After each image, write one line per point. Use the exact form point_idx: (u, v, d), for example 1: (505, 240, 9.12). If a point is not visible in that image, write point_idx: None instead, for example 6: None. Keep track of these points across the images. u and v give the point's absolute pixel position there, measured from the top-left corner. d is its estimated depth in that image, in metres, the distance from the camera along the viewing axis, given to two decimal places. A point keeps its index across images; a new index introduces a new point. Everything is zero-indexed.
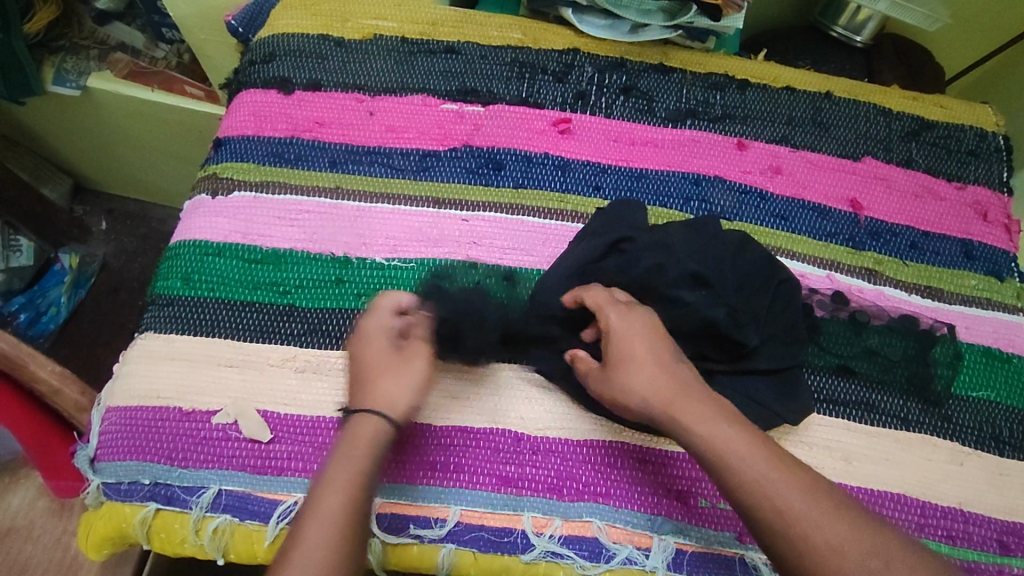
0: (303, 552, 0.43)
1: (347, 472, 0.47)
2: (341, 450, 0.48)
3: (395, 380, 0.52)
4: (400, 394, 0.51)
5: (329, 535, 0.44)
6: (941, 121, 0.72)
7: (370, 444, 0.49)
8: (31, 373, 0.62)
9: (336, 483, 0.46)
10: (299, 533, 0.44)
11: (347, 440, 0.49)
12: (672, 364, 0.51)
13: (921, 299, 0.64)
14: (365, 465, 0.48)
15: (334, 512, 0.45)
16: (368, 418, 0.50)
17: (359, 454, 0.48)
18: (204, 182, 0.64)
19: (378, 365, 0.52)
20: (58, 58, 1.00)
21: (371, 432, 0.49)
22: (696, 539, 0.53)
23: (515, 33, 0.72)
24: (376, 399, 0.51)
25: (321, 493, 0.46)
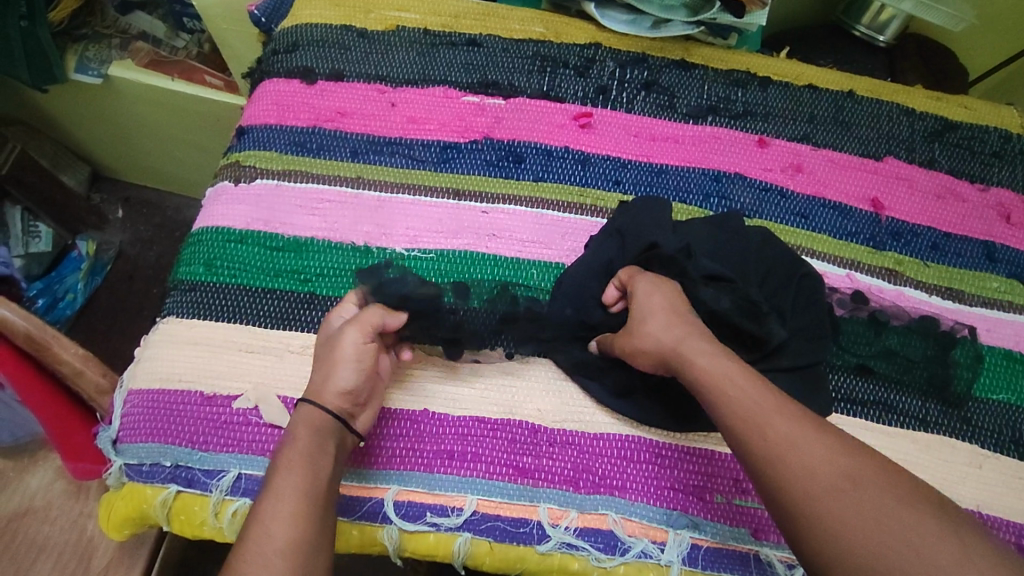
0: (266, 525, 0.42)
1: (294, 453, 0.46)
2: (289, 436, 0.48)
3: (327, 368, 0.51)
4: (327, 380, 0.50)
5: (288, 509, 0.43)
6: (965, 122, 0.71)
7: (314, 426, 0.48)
8: (55, 355, 0.63)
9: (286, 463, 0.46)
10: (257, 512, 0.43)
11: (292, 428, 0.49)
12: (697, 323, 0.52)
13: (941, 300, 0.63)
14: (313, 445, 0.47)
15: (288, 487, 0.44)
16: (312, 404, 0.50)
17: (307, 435, 0.48)
18: (227, 169, 0.65)
19: (318, 359, 0.53)
20: (80, 46, 1.01)
21: (315, 416, 0.49)
22: (712, 534, 0.53)
23: (537, 27, 0.72)
24: (310, 390, 0.51)
25: (275, 474, 0.45)
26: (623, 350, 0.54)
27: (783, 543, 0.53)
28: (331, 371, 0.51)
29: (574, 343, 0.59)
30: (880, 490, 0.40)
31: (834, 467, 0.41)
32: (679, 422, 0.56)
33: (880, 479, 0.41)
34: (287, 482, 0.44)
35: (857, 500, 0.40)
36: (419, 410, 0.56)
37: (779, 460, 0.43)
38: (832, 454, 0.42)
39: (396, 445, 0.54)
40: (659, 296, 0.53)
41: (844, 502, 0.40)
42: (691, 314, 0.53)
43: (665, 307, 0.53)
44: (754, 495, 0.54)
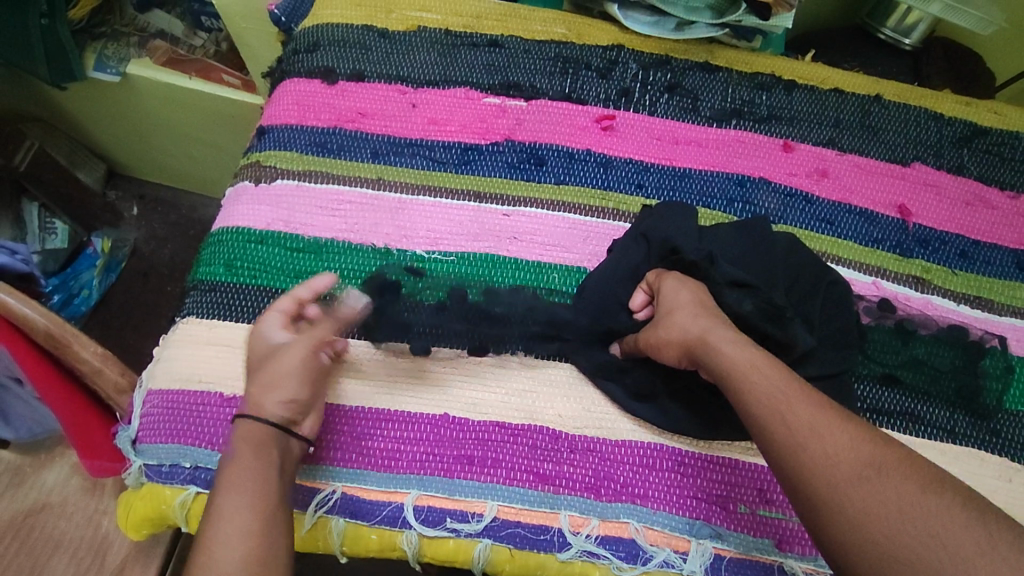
0: (213, 550, 0.42)
1: (239, 474, 0.45)
2: (229, 456, 0.47)
3: (269, 381, 0.50)
4: (268, 392, 0.50)
5: (240, 534, 0.42)
6: (994, 128, 0.70)
7: (255, 445, 0.47)
8: (73, 353, 0.62)
9: (227, 484, 0.45)
10: (203, 537, 0.43)
11: (232, 447, 0.48)
12: (721, 315, 0.52)
13: (970, 309, 0.62)
14: (256, 463, 0.46)
15: (236, 511, 0.43)
16: (247, 424, 0.49)
17: (251, 454, 0.47)
18: (247, 169, 0.65)
19: (256, 370, 0.52)
20: (99, 45, 1.01)
21: (256, 434, 0.48)
22: (735, 544, 0.52)
23: (559, 28, 0.72)
24: (251, 405, 0.50)
25: (221, 491, 0.45)
26: (649, 345, 0.54)
27: (808, 555, 0.52)
28: (274, 385, 0.50)
29: (595, 348, 0.58)
30: (906, 480, 0.39)
31: (859, 463, 0.41)
32: (702, 428, 0.55)
33: (905, 470, 0.40)
34: (231, 503, 0.44)
35: (884, 494, 0.39)
36: (439, 414, 0.55)
37: (805, 457, 0.42)
38: (857, 447, 0.42)
39: (414, 450, 0.54)
40: (690, 296, 0.53)
41: (872, 497, 0.39)
42: (718, 309, 0.53)
43: (698, 306, 0.53)
44: (778, 506, 0.53)
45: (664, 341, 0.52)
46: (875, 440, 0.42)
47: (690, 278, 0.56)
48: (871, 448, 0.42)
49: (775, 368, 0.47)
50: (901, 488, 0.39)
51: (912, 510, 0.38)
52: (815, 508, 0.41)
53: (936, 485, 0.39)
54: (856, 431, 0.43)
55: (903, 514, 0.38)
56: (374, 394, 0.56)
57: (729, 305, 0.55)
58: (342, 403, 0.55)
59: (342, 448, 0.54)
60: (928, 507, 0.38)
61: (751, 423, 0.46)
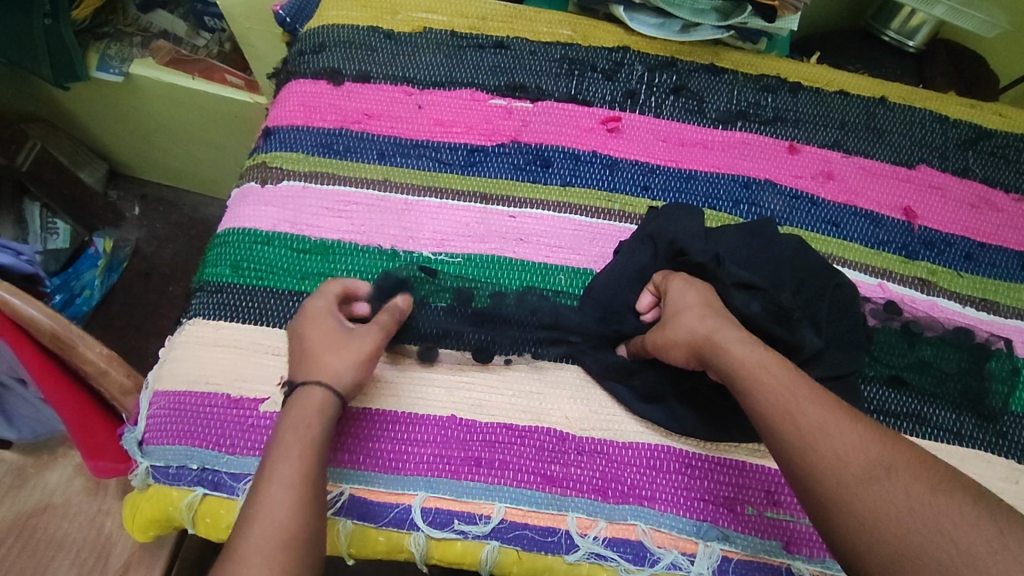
0: (268, 512, 0.43)
1: (297, 440, 0.47)
2: (291, 421, 0.48)
3: (345, 355, 0.52)
4: (349, 367, 0.51)
5: (290, 497, 0.44)
6: (999, 131, 0.70)
7: (318, 415, 0.49)
8: (79, 354, 0.62)
9: (290, 450, 0.46)
10: (259, 493, 0.44)
11: (295, 413, 0.49)
12: (728, 317, 0.52)
13: (976, 311, 0.62)
14: (319, 435, 0.48)
15: (291, 474, 0.45)
16: (316, 393, 0.50)
17: (309, 421, 0.48)
18: (253, 171, 0.65)
19: (327, 340, 0.52)
20: (103, 45, 1.01)
21: (321, 407, 0.49)
22: (743, 546, 0.52)
23: (564, 29, 0.72)
24: (324, 375, 0.50)
25: (276, 454, 0.46)
26: (656, 346, 0.54)
27: (815, 557, 0.52)
28: (350, 360, 0.51)
29: (602, 349, 0.58)
30: (915, 480, 0.40)
31: (868, 462, 0.41)
32: (709, 430, 0.55)
33: (914, 469, 0.40)
34: (292, 469, 0.45)
35: (894, 493, 0.39)
36: (446, 416, 0.55)
37: (813, 458, 0.42)
38: (867, 447, 0.42)
39: (422, 451, 0.54)
40: (697, 298, 0.53)
41: (881, 496, 0.39)
42: (725, 311, 0.53)
43: (706, 308, 0.53)
44: (785, 508, 0.53)
45: (671, 342, 0.52)
46: (884, 440, 0.42)
47: (698, 280, 0.56)
48: (880, 448, 0.42)
49: (785, 368, 0.47)
50: (911, 488, 0.39)
51: (922, 509, 0.38)
52: (825, 508, 0.41)
53: (946, 484, 0.39)
54: (865, 431, 0.43)
55: (914, 514, 0.38)
56: (380, 397, 0.55)
57: (737, 307, 0.55)
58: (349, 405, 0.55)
59: (350, 449, 0.54)
60: (937, 506, 0.38)
61: (758, 424, 0.46)
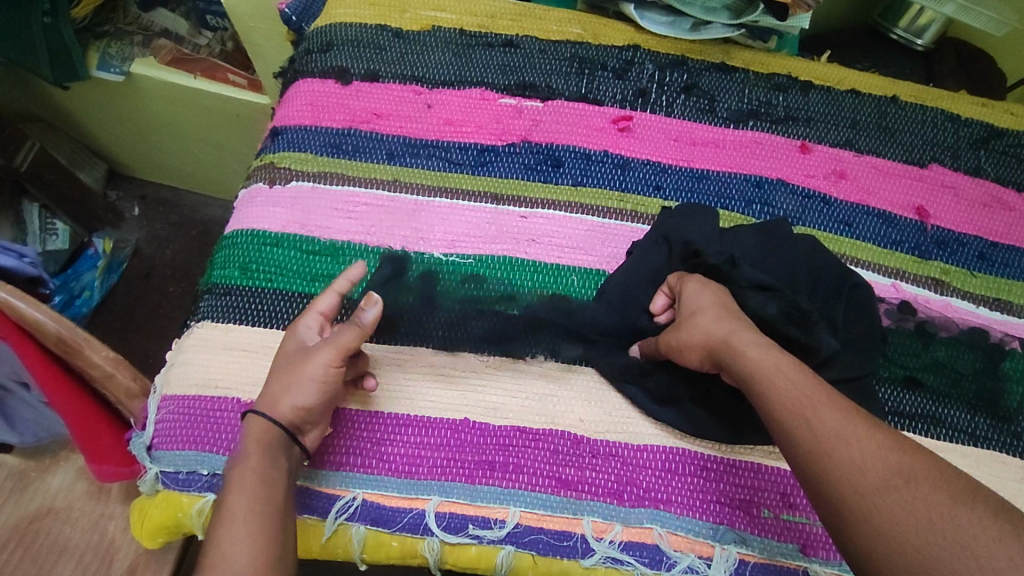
0: (223, 549, 0.43)
1: (243, 477, 0.46)
2: (235, 457, 0.48)
3: (288, 382, 0.50)
4: (285, 394, 0.49)
5: (243, 535, 0.43)
6: (1010, 129, 0.70)
7: (262, 449, 0.48)
8: (85, 358, 0.61)
9: (237, 485, 0.46)
10: (212, 534, 0.44)
11: (239, 448, 0.48)
12: (744, 318, 0.52)
13: (989, 311, 0.62)
14: (263, 464, 0.47)
15: (243, 512, 0.45)
16: (257, 422, 0.49)
17: (255, 457, 0.48)
18: (261, 171, 0.64)
19: (280, 365, 0.51)
20: (103, 43, 1.00)
21: (262, 435, 0.48)
22: (759, 549, 0.52)
23: (574, 28, 0.71)
24: (266, 402, 0.50)
25: (227, 494, 0.46)
26: (671, 348, 0.53)
27: (832, 560, 0.52)
28: (291, 387, 0.49)
29: (615, 351, 0.58)
30: (935, 490, 0.38)
31: (887, 469, 0.40)
32: (724, 432, 0.54)
33: (934, 477, 0.39)
34: (240, 507, 0.45)
35: (912, 503, 0.38)
36: (459, 419, 0.55)
37: (830, 463, 0.41)
38: (885, 454, 0.41)
39: (435, 455, 0.53)
40: (713, 299, 0.53)
41: (900, 505, 0.38)
42: (741, 312, 0.53)
43: (723, 310, 0.52)
44: (802, 510, 0.53)
45: (687, 344, 0.52)
46: (903, 445, 0.41)
47: (713, 282, 0.55)
48: (900, 456, 0.40)
49: (803, 371, 0.47)
50: (930, 498, 0.38)
51: (941, 521, 0.37)
52: (842, 516, 0.40)
53: (968, 494, 0.38)
54: (884, 434, 0.42)
55: (933, 525, 0.36)
56: (392, 401, 0.55)
57: (752, 308, 0.54)
58: (360, 407, 0.54)
59: (361, 454, 0.53)
60: (957, 515, 0.37)
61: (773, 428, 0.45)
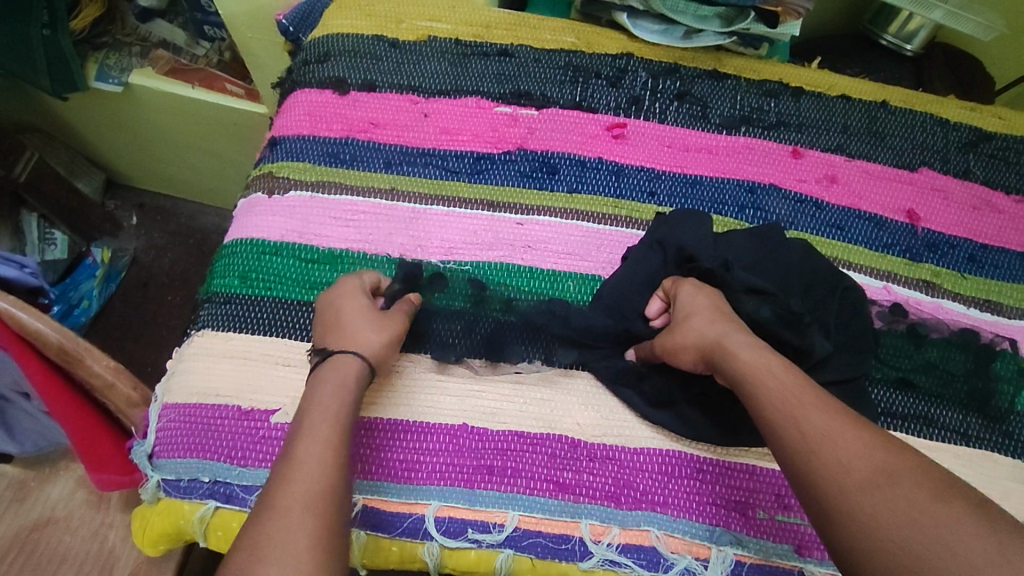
0: (304, 465, 0.42)
1: (334, 401, 0.47)
2: (322, 384, 0.48)
3: (383, 330, 0.53)
4: (382, 340, 0.52)
5: (330, 452, 0.44)
6: (998, 133, 0.71)
7: (351, 380, 0.49)
8: (86, 367, 0.62)
9: (323, 411, 0.46)
10: (293, 450, 0.43)
11: (324, 378, 0.49)
12: (737, 321, 0.53)
13: (979, 313, 0.63)
14: (347, 398, 0.48)
15: (331, 431, 0.45)
16: (346, 359, 0.50)
17: (344, 385, 0.48)
18: (260, 181, 0.64)
19: (355, 313, 0.53)
20: (101, 55, 1.01)
21: (349, 371, 0.49)
22: (755, 550, 0.52)
23: (569, 37, 0.72)
24: (353, 343, 0.51)
25: (314, 412, 0.46)
26: (665, 352, 0.54)
27: (827, 560, 0.52)
28: (378, 331, 0.52)
29: (610, 355, 0.58)
30: (917, 488, 0.38)
31: (871, 469, 0.40)
32: (719, 435, 0.55)
33: (917, 476, 0.39)
34: (328, 426, 0.45)
35: (894, 501, 0.38)
36: (457, 424, 0.55)
37: (817, 463, 0.42)
38: (870, 454, 0.41)
39: (436, 460, 0.54)
40: (707, 302, 0.54)
41: (882, 504, 0.38)
42: (734, 316, 0.53)
43: (716, 314, 0.53)
44: (796, 511, 0.54)
45: (680, 347, 0.52)
46: (890, 444, 0.42)
47: (707, 285, 0.56)
48: (884, 455, 0.41)
49: (794, 373, 0.47)
50: (912, 497, 0.38)
51: (922, 519, 0.37)
52: (827, 514, 0.40)
53: (948, 494, 0.38)
54: (870, 434, 0.42)
55: (913, 523, 0.37)
56: (391, 408, 0.55)
57: (745, 312, 0.55)
58: (360, 414, 0.55)
59: (361, 460, 0.53)
60: (940, 513, 0.37)
61: (763, 429, 0.46)
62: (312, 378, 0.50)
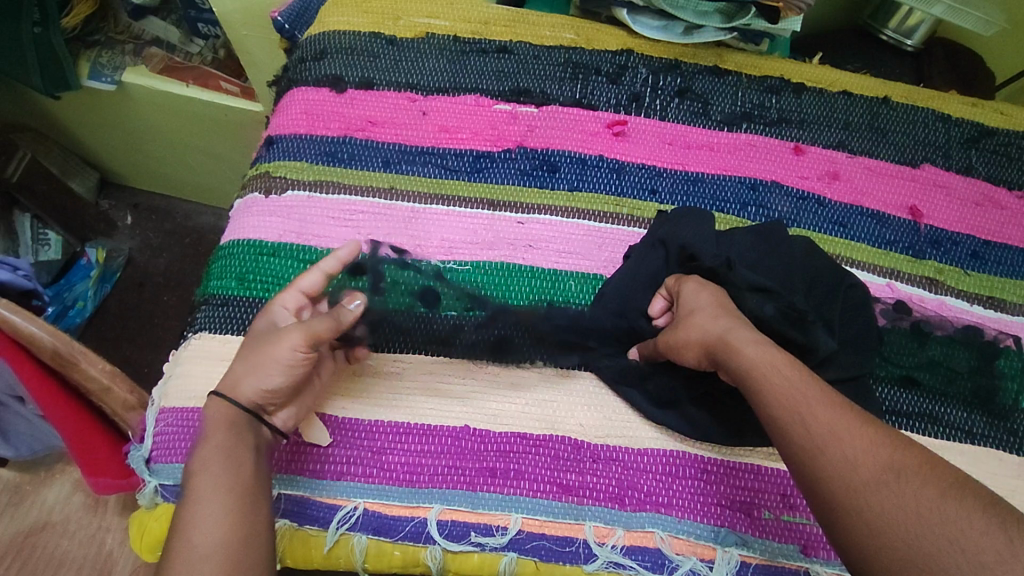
0: (190, 529, 0.42)
1: (208, 453, 0.46)
2: (202, 435, 0.47)
3: (251, 365, 0.49)
4: (247, 376, 0.49)
5: (213, 510, 0.43)
6: (1000, 128, 0.70)
7: (229, 424, 0.48)
8: (82, 371, 0.60)
9: (203, 466, 0.45)
10: (180, 515, 0.43)
11: (204, 428, 0.48)
12: (741, 318, 0.52)
13: (983, 309, 0.62)
14: (230, 441, 0.47)
15: (209, 487, 0.44)
16: (217, 402, 0.49)
17: (221, 434, 0.47)
18: (257, 181, 0.64)
19: (250, 346, 0.51)
20: (94, 53, 0.99)
21: (224, 413, 0.48)
22: (760, 551, 0.52)
23: (568, 33, 0.71)
24: (227, 385, 0.49)
25: (194, 469, 0.45)
26: (669, 350, 0.53)
27: (833, 559, 0.52)
28: (255, 370, 0.49)
29: (613, 355, 0.58)
30: (925, 485, 0.38)
31: (880, 468, 0.39)
32: (723, 435, 0.55)
33: (925, 473, 0.39)
34: (206, 483, 0.44)
35: (902, 498, 0.38)
36: (459, 426, 0.54)
37: (823, 461, 0.41)
38: (877, 450, 0.40)
39: (437, 463, 0.53)
40: (711, 300, 0.53)
41: (890, 502, 0.38)
42: (739, 313, 0.53)
43: (721, 312, 0.52)
44: (802, 511, 0.53)
45: (684, 345, 0.52)
46: (897, 440, 0.41)
47: (710, 283, 0.56)
48: (891, 452, 0.40)
49: (800, 369, 0.47)
50: (920, 494, 0.37)
51: (931, 516, 0.36)
52: (834, 513, 0.39)
53: (956, 490, 0.37)
54: (877, 430, 0.42)
55: (922, 521, 0.36)
56: (392, 409, 0.55)
57: (750, 309, 0.54)
58: (361, 416, 0.54)
59: (362, 463, 0.53)
60: (948, 510, 0.36)
61: (767, 427, 0.45)
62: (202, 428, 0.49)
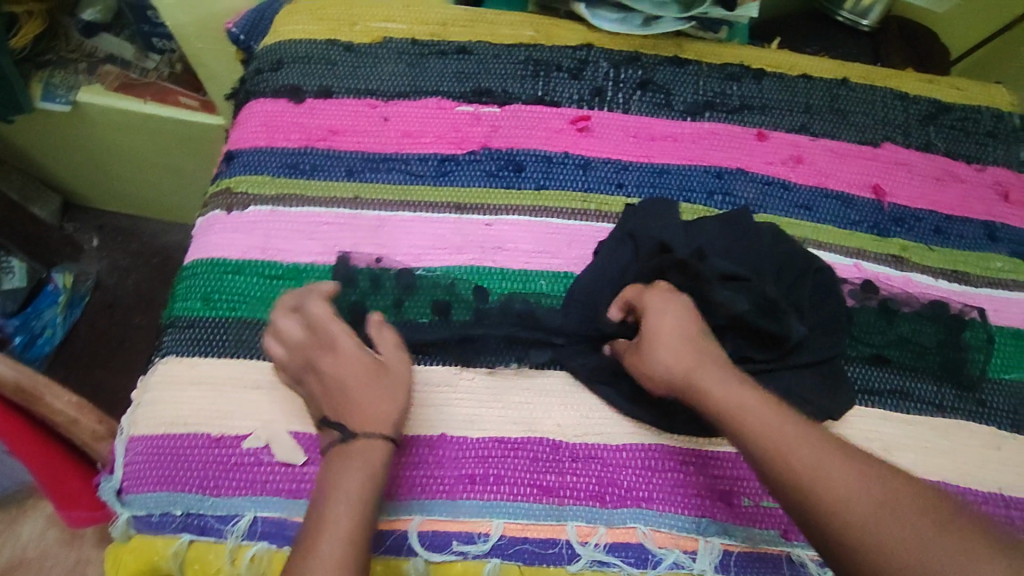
0: (313, 564, 0.41)
1: (352, 486, 0.45)
2: (342, 462, 0.46)
3: (386, 397, 0.50)
4: (390, 408, 0.49)
5: (340, 550, 0.42)
6: (957, 104, 0.72)
7: (372, 459, 0.47)
8: (47, 405, 0.58)
9: (343, 496, 0.44)
10: (311, 543, 0.42)
11: (345, 456, 0.47)
12: (704, 345, 0.51)
13: (948, 283, 0.63)
14: (372, 482, 0.46)
15: (345, 524, 0.43)
16: (366, 435, 0.48)
17: (364, 467, 0.46)
18: (217, 198, 0.62)
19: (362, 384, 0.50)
20: (46, 73, 0.96)
21: (363, 448, 0.47)
22: (741, 538, 0.52)
23: (526, 30, 0.71)
24: (371, 421, 0.48)
25: (331, 497, 0.44)
26: (629, 366, 0.53)
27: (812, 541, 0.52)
28: (393, 400, 0.50)
29: (588, 351, 0.58)
30: None
31: None
32: (700, 426, 0.55)
33: None
34: (341, 518, 0.43)
35: None
36: (437, 435, 0.54)
37: None
38: None
39: (416, 474, 0.53)
40: (675, 321, 0.52)
41: None
42: (701, 333, 0.52)
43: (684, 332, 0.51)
44: None
45: (643, 368, 0.51)
46: None
47: (676, 295, 0.54)
48: None
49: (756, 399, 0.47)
50: None
51: None
52: None
53: None
54: None
55: None
56: None
57: (720, 300, 0.55)
58: None
59: None
60: None
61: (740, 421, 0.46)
62: (336, 451, 0.48)
